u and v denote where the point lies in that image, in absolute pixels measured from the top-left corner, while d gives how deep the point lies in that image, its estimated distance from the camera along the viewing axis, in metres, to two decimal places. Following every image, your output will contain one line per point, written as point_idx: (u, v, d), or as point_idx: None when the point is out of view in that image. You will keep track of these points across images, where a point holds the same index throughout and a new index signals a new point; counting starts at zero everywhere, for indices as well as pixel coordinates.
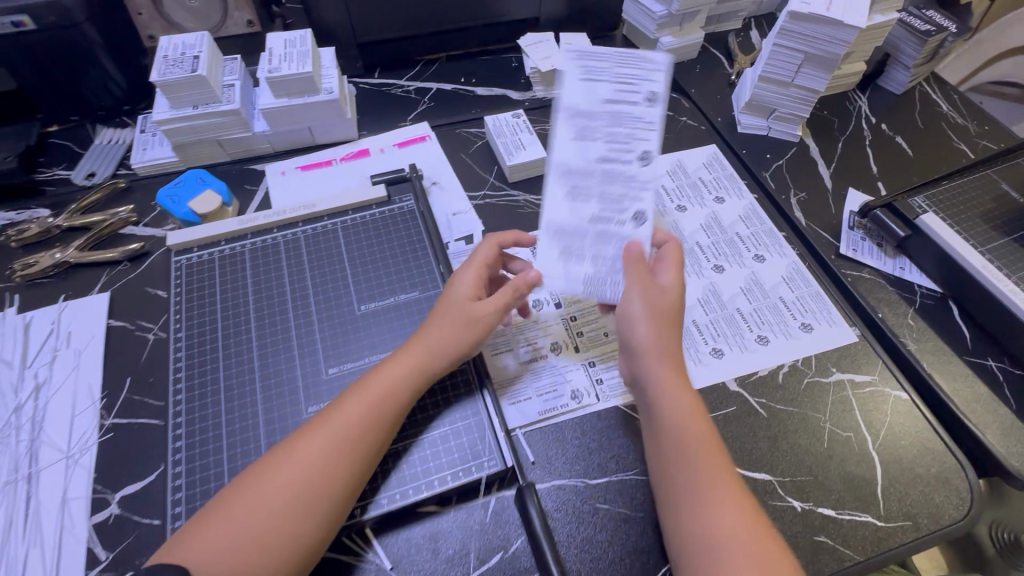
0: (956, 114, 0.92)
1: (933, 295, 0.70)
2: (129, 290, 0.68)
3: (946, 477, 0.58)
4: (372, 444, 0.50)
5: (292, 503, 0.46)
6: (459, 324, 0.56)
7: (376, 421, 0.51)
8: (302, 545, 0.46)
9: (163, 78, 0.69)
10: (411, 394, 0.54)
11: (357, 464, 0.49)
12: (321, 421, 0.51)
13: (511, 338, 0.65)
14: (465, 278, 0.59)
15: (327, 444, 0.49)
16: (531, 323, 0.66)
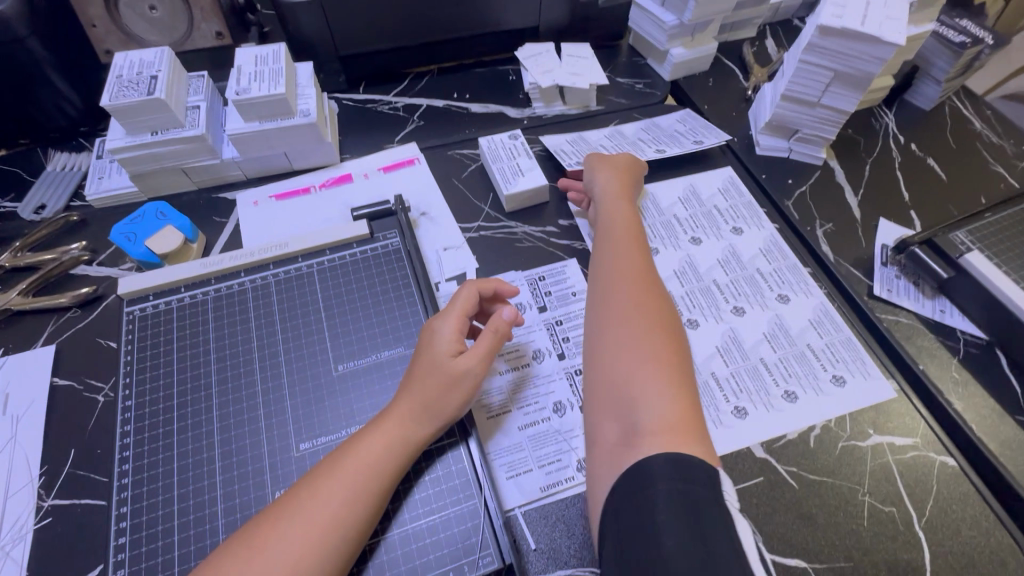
0: (990, 132, 0.85)
1: (978, 342, 0.63)
2: (78, 343, 0.60)
3: (1001, 559, 0.51)
4: (349, 534, 0.43)
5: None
6: (440, 377, 0.49)
7: (353, 508, 0.44)
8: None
9: (114, 102, 0.61)
10: (394, 465, 0.47)
11: (330, 561, 0.41)
12: (288, 505, 0.43)
13: (509, 397, 0.57)
14: (444, 329, 0.52)
15: (294, 535, 0.41)
16: (530, 378, 0.59)
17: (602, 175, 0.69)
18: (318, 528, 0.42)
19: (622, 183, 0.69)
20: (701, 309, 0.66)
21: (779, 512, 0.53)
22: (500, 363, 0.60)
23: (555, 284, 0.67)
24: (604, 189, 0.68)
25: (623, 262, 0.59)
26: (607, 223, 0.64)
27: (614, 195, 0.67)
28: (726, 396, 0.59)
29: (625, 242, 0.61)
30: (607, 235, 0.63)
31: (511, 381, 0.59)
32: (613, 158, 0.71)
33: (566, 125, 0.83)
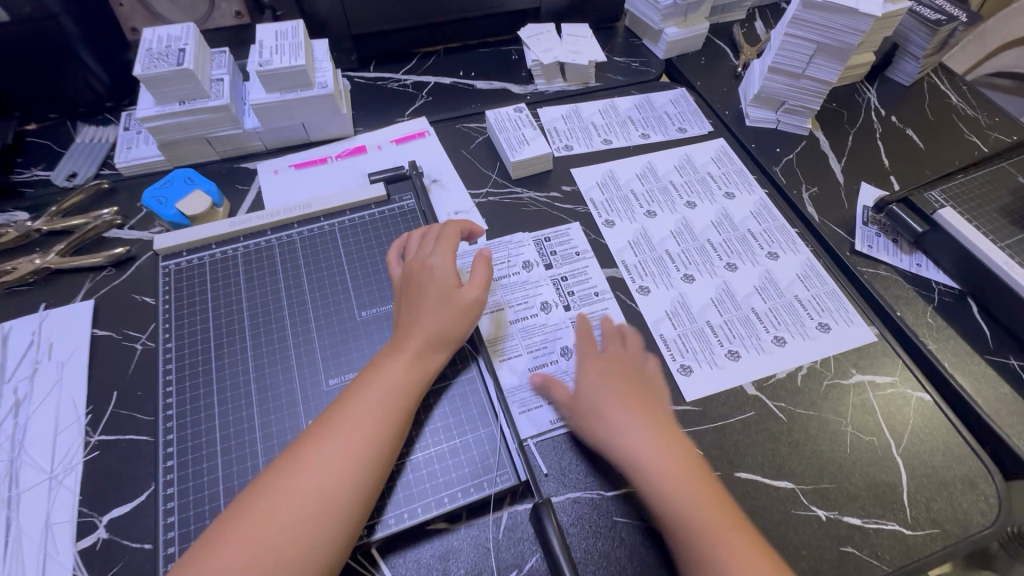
0: (965, 105, 0.90)
1: (952, 291, 0.68)
2: (114, 298, 0.64)
3: (972, 480, 0.56)
4: (385, 445, 0.48)
5: (305, 518, 0.43)
6: (449, 306, 0.55)
7: (383, 425, 0.48)
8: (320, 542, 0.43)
9: (146, 72, 0.65)
10: (416, 382, 0.52)
11: (370, 467, 0.46)
12: (326, 425, 0.48)
13: (520, 343, 0.62)
14: (440, 261, 0.57)
15: (336, 449, 0.46)
16: (538, 327, 0.64)
17: (624, 424, 0.52)
18: (358, 440, 0.47)
19: (649, 419, 0.53)
20: (652, 277, 0.69)
21: (767, 441, 0.57)
22: (510, 314, 0.64)
23: (560, 244, 0.71)
24: (633, 438, 0.51)
25: (707, 536, 0.46)
26: (665, 497, 0.49)
27: (639, 434, 0.52)
28: (720, 341, 0.64)
29: (698, 497, 0.48)
30: (671, 523, 0.48)
31: (521, 330, 0.63)
32: (594, 392, 0.55)
33: (567, 100, 0.88)
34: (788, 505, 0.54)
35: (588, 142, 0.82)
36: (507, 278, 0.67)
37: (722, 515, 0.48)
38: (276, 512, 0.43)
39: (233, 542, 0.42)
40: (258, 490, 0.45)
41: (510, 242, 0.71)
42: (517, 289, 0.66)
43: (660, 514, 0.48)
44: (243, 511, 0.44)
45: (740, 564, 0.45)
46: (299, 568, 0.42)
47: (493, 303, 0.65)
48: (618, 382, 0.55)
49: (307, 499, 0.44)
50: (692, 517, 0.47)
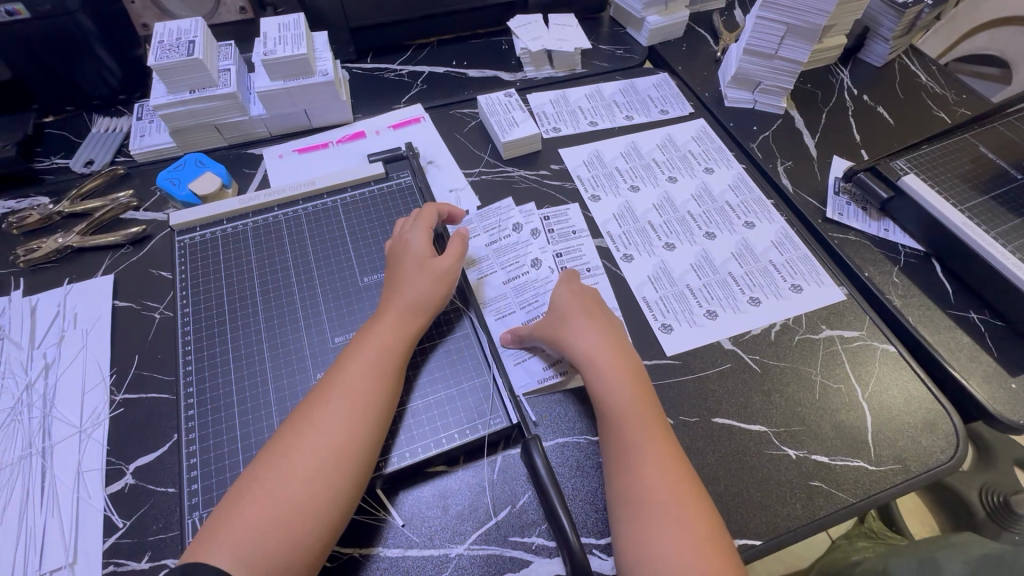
0: (934, 84, 0.95)
1: (917, 253, 0.73)
2: (133, 273, 0.68)
3: (934, 422, 0.60)
4: (380, 400, 0.52)
5: (320, 473, 0.47)
6: (427, 276, 0.59)
7: (374, 384, 0.52)
8: (327, 500, 0.46)
9: (159, 62, 0.70)
10: (402, 344, 0.56)
11: (371, 423, 0.51)
12: (327, 391, 0.52)
13: (514, 300, 0.67)
14: (417, 237, 0.62)
15: (335, 410, 0.50)
16: (531, 283, 0.68)
17: (582, 329, 0.58)
18: (357, 400, 0.51)
19: (606, 330, 0.58)
20: (636, 246, 0.73)
21: (742, 390, 0.62)
22: (505, 275, 0.69)
23: (558, 223, 0.75)
24: (586, 339, 0.57)
25: (633, 426, 0.52)
26: (608, 390, 0.54)
27: (593, 340, 0.57)
28: (699, 302, 0.68)
29: (635, 398, 0.54)
30: (608, 412, 0.53)
31: (514, 288, 0.68)
32: (560, 300, 0.60)
33: (555, 86, 0.93)
34: (761, 446, 0.58)
35: (575, 124, 0.87)
36: (499, 241, 0.72)
37: (652, 418, 0.53)
38: (292, 473, 0.47)
39: (257, 503, 0.45)
40: (273, 455, 0.48)
41: (499, 209, 0.75)
42: (508, 251, 0.71)
43: (599, 402, 0.54)
44: (262, 474, 0.47)
45: (655, 458, 0.50)
46: (322, 518, 0.46)
47: (488, 266, 0.69)
48: (585, 299, 0.61)
49: (320, 457, 0.48)
50: (627, 410, 0.53)
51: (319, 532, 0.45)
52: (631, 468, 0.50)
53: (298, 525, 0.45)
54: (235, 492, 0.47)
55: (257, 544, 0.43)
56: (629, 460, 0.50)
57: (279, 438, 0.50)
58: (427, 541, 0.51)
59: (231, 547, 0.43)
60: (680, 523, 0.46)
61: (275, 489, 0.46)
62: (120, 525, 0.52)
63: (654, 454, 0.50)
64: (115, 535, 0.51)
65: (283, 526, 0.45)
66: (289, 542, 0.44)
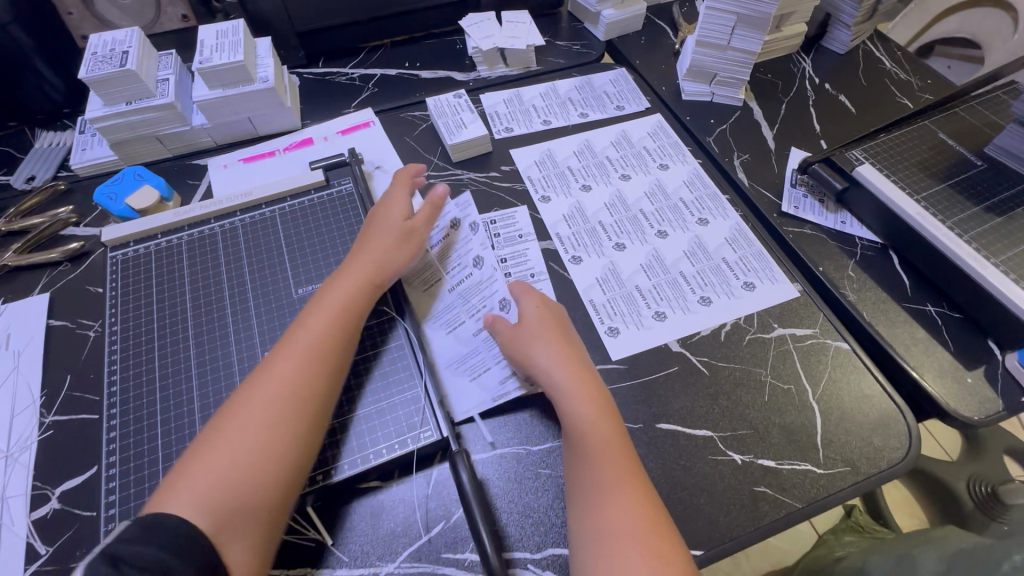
0: (899, 69, 0.93)
1: (874, 246, 0.71)
2: (69, 290, 0.67)
3: (886, 421, 0.58)
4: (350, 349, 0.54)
5: (293, 415, 0.48)
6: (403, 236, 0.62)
7: (345, 334, 0.54)
8: (298, 445, 0.48)
9: (91, 75, 0.68)
10: (367, 301, 0.57)
11: (334, 377, 0.52)
12: (288, 347, 0.52)
13: (463, 309, 0.65)
14: (396, 201, 0.64)
15: (309, 359, 0.51)
16: (475, 286, 0.66)
17: (556, 355, 0.55)
18: (320, 355, 0.52)
19: (570, 352, 0.56)
20: (584, 247, 0.72)
21: (689, 393, 0.60)
22: (450, 281, 0.66)
23: (506, 227, 0.73)
24: (560, 364, 0.55)
25: (609, 459, 0.49)
26: (585, 421, 0.51)
27: (568, 368, 0.55)
28: (647, 304, 0.67)
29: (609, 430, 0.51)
30: (583, 445, 0.50)
31: (460, 295, 0.65)
32: (533, 321, 0.58)
33: (509, 85, 0.91)
34: (706, 452, 0.56)
35: (527, 124, 0.85)
36: (442, 243, 0.69)
37: (627, 453, 0.50)
38: (256, 426, 0.47)
39: (219, 456, 0.45)
40: (234, 411, 0.48)
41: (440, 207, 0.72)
42: (451, 254, 0.68)
43: (574, 433, 0.51)
44: (224, 429, 0.47)
45: (628, 494, 0.47)
46: (291, 460, 0.47)
47: (432, 274, 0.67)
48: (549, 317, 0.59)
49: (292, 399, 0.49)
50: (603, 442, 0.50)
51: (287, 476, 0.47)
52: (604, 504, 0.47)
53: (263, 477, 0.46)
54: (201, 439, 0.47)
55: (221, 496, 0.44)
56: (604, 496, 0.47)
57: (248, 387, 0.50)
58: (356, 561, 0.50)
59: (192, 498, 0.43)
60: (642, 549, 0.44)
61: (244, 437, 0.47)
62: (42, 553, 0.50)
63: (630, 489, 0.48)
64: (36, 564, 0.49)
65: (249, 477, 0.45)
66: (255, 493, 0.45)
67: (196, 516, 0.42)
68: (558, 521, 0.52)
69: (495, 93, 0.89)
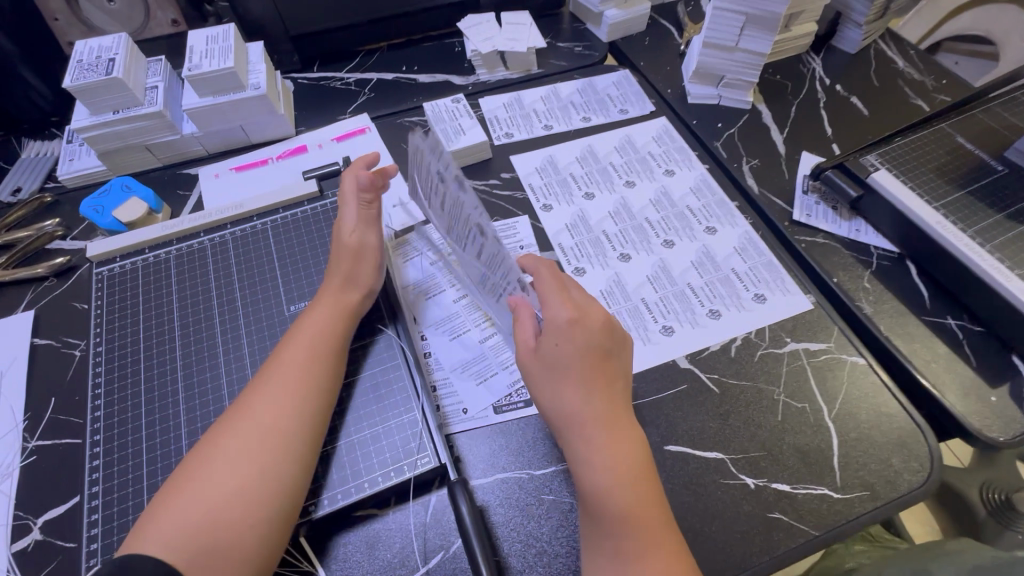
0: (912, 69, 0.90)
1: (890, 255, 0.69)
2: (55, 307, 0.65)
3: (905, 441, 0.56)
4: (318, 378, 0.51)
5: (258, 453, 0.47)
6: (360, 254, 0.58)
7: (311, 364, 0.52)
8: (266, 483, 0.46)
9: (76, 83, 0.66)
10: (345, 324, 0.56)
11: (315, 405, 0.50)
12: (266, 377, 0.51)
13: (493, 278, 0.54)
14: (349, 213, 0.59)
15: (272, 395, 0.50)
16: (491, 255, 0.49)
17: (578, 406, 0.48)
18: (296, 382, 0.50)
19: (598, 387, 0.49)
20: (588, 258, 0.69)
21: (699, 413, 0.57)
22: (470, 245, 0.53)
23: (506, 238, 0.71)
24: (581, 415, 0.48)
25: (629, 533, 0.44)
26: (603, 490, 0.46)
27: (590, 424, 0.48)
28: (654, 317, 0.64)
29: (633, 497, 0.45)
30: (599, 516, 0.45)
31: (486, 261, 0.52)
32: (558, 360, 0.48)
33: (509, 89, 0.88)
34: (717, 475, 0.54)
35: (528, 129, 0.83)
36: (445, 198, 0.52)
37: (656, 521, 0.45)
38: (231, 462, 0.46)
39: (193, 496, 0.45)
40: (211, 447, 0.47)
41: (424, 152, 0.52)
42: (456, 208, 0.51)
43: (591, 500, 0.46)
44: (198, 466, 0.46)
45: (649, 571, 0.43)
46: (260, 501, 0.45)
47: (458, 235, 0.56)
48: (581, 342, 0.49)
49: (254, 439, 0.47)
50: (624, 515, 0.45)
51: (257, 516, 0.45)
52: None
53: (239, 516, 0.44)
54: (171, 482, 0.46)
55: (192, 538, 0.43)
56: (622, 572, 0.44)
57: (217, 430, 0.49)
58: None
59: (164, 540, 0.42)
60: None
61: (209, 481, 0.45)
62: None
63: (653, 566, 0.43)
64: None
65: (224, 516, 0.44)
66: (229, 533, 0.43)
67: (169, 558, 0.41)
68: (562, 553, 0.49)
69: (495, 98, 0.86)
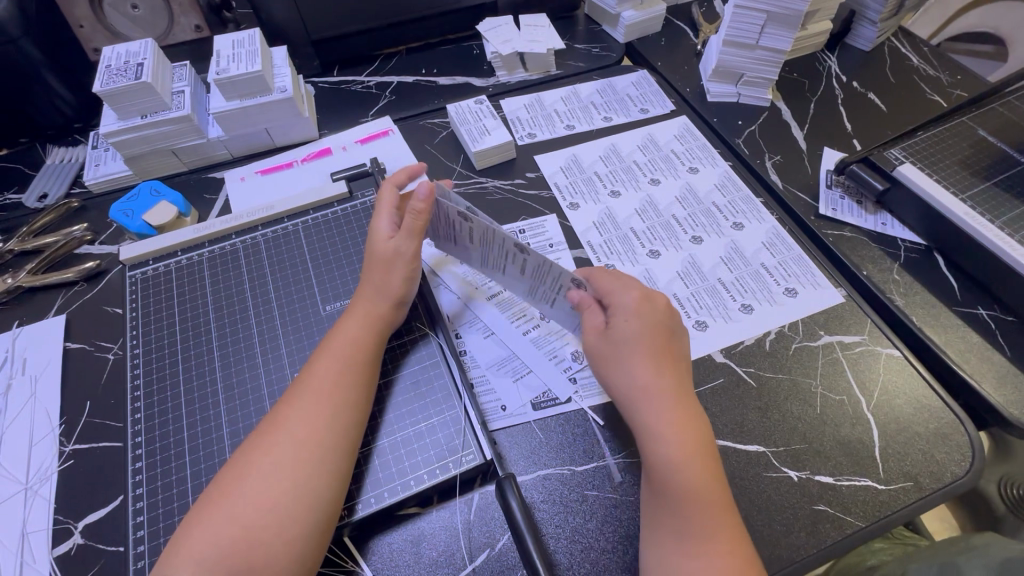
0: (927, 66, 0.91)
1: (918, 247, 0.69)
2: (86, 311, 0.65)
3: (945, 433, 0.56)
4: (350, 394, 0.49)
5: (289, 471, 0.45)
6: (395, 260, 0.55)
7: (343, 379, 0.50)
8: (295, 502, 0.44)
9: (106, 88, 0.66)
10: (379, 337, 0.54)
11: (353, 418, 0.49)
12: (300, 391, 0.49)
13: (545, 289, 0.55)
14: (380, 224, 0.57)
15: (304, 411, 0.48)
16: (538, 269, 0.52)
17: (643, 380, 0.48)
18: (331, 396, 0.49)
19: (664, 362, 0.50)
20: (618, 255, 0.69)
21: (737, 408, 0.57)
22: (514, 268, 0.55)
23: (535, 236, 0.71)
24: (651, 387, 0.48)
25: (696, 509, 0.44)
26: (674, 465, 0.45)
27: (657, 400, 0.48)
28: (687, 313, 0.64)
29: (698, 476, 0.45)
30: (670, 489, 0.45)
31: (533, 278, 0.54)
32: (624, 336, 0.50)
33: (529, 90, 0.89)
34: (760, 468, 0.54)
35: (550, 129, 0.83)
36: (472, 237, 0.55)
37: (721, 494, 0.45)
38: (268, 476, 0.44)
39: (230, 512, 0.43)
40: (246, 461, 0.46)
41: (441, 209, 0.54)
42: (488, 243, 0.54)
43: (661, 470, 0.46)
44: (230, 483, 0.45)
45: (715, 551, 0.43)
46: (291, 520, 0.43)
47: (496, 264, 0.58)
48: (650, 322, 0.51)
49: (285, 456, 0.45)
50: (694, 488, 0.45)
51: (288, 535, 0.43)
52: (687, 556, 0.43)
53: (279, 532, 0.43)
54: (204, 498, 0.45)
55: (228, 556, 0.41)
56: (690, 547, 0.43)
57: (250, 446, 0.47)
58: None
59: (202, 557, 0.41)
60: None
61: (239, 499, 0.43)
62: None
63: (721, 541, 0.43)
64: None
65: (263, 533, 0.42)
66: (266, 550, 0.42)
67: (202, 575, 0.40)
68: (610, 547, 0.49)
69: (516, 98, 0.87)
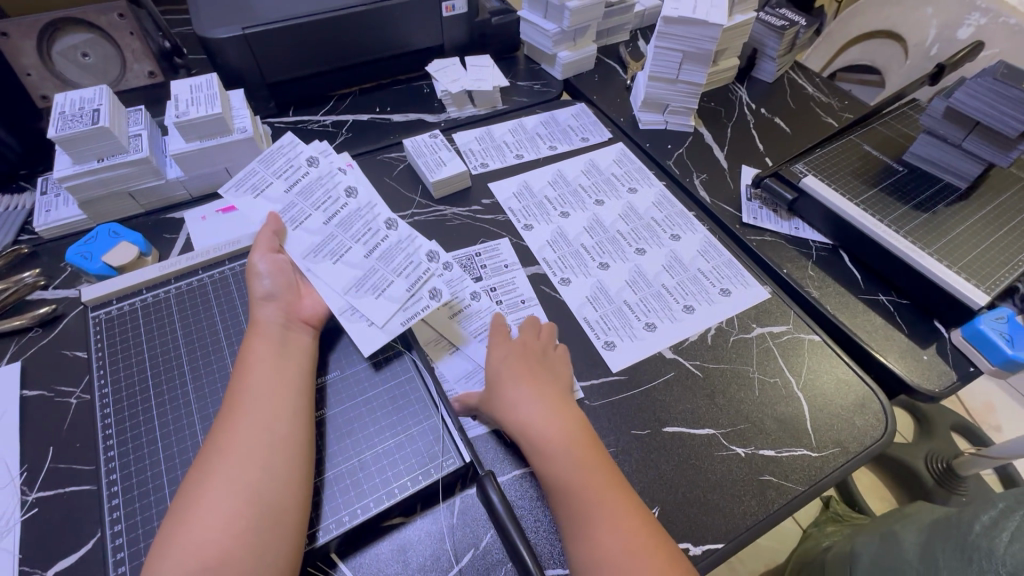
0: (820, 94, 1.05)
1: (825, 246, 0.80)
2: (43, 358, 0.63)
3: (863, 403, 0.64)
4: (281, 399, 0.52)
5: (239, 480, 0.46)
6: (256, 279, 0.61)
7: (276, 392, 0.52)
8: (253, 504, 0.45)
9: (61, 133, 0.66)
10: (290, 348, 0.57)
11: (295, 421, 0.52)
12: (228, 415, 0.51)
13: (343, 237, 0.66)
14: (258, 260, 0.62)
15: (240, 427, 0.49)
16: (354, 213, 0.68)
17: (520, 400, 0.56)
18: (264, 406, 0.51)
19: (538, 386, 0.58)
20: (571, 268, 0.75)
21: (688, 396, 0.64)
22: (323, 215, 0.67)
23: (494, 259, 0.76)
24: (527, 406, 0.55)
25: (582, 483, 0.51)
26: (558, 460, 0.52)
27: (531, 409, 0.55)
28: (637, 317, 0.71)
29: (571, 461, 0.52)
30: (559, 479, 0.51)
31: (339, 223, 0.67)
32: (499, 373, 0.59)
33: (479, 124, 0.96)
34: (712, 449, 0.60)
35: (501, 158, 0.90)
36: (301, 182, 0.69)
37: (598, 468, 0.53)
38: (219, 489, 0.46)
39: (193, 527, 0.44)
40: (193, 481, 0.47)
41: (286, 150, 0.71)
42: (316, 187, 0.69)
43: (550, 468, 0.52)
44: (187, 507, 0.45)
45: (604, 517, 0.49)
46: (249, 519, 0.45)
47: (298, 213, 0.67)
48: (516, 361, 0.60)
49: (233, 469, 0.47)
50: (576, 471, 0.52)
51: (251, 534, 0.44)
52: (591, 529, 0.49)
53: (236, 537, 0.44)
54: (161, 530, 0.45)
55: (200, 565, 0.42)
56: (590, 521, 0.49)
57: (195, 471, 0.48)
58: None
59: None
60: (620, 527, 0.49)
61: (198, 516, 0.44)
62: None
63: (611, 502, 0.50)
64: None
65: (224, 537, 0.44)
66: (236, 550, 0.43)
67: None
68: None
69: (468, 132, 0.94)
